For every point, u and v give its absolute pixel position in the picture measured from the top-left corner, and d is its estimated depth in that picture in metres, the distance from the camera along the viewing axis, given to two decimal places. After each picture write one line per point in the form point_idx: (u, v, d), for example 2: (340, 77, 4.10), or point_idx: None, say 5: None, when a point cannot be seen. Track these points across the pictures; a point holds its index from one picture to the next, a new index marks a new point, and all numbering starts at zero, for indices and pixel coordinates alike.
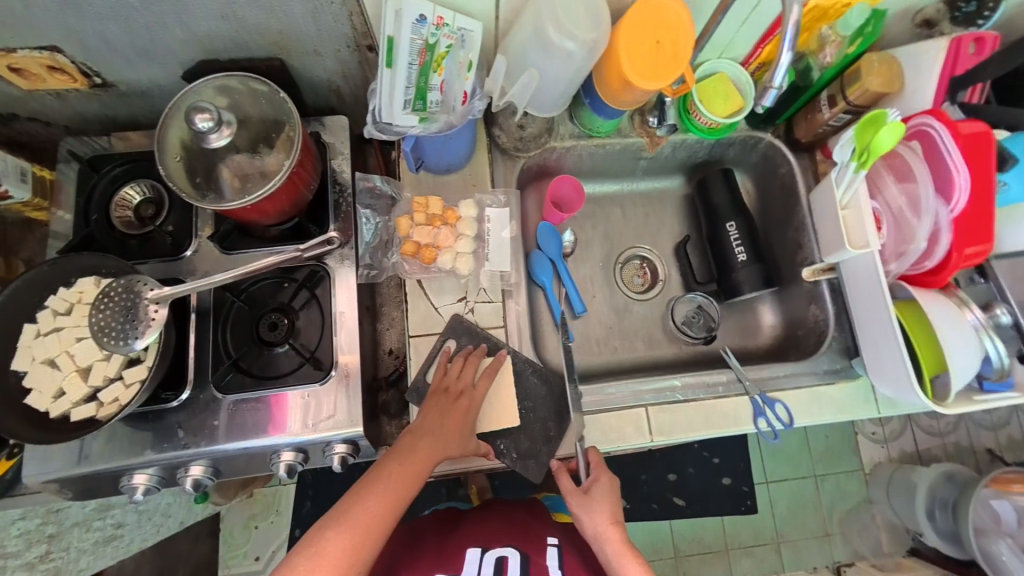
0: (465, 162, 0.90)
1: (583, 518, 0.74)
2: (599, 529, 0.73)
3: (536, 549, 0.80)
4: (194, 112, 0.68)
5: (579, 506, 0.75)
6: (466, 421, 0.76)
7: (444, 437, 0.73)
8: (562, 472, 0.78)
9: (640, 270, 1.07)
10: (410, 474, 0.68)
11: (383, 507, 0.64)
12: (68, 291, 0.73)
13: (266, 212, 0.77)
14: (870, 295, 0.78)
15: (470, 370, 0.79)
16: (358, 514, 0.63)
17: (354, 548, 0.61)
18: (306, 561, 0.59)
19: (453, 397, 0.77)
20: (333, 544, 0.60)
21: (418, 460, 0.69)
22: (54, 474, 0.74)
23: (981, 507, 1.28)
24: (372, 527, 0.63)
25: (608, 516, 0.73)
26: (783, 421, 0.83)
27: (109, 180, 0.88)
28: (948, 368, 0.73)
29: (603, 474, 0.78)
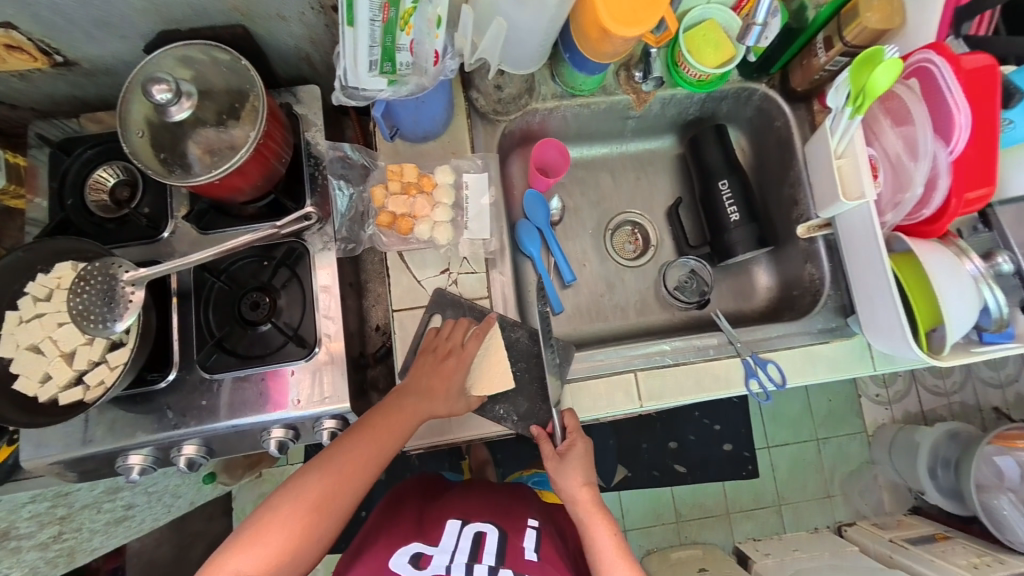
0: (442, 128, 0.87)
1: (559, 484, 0.78)
2: (573, 491, 0.77)
3: (514, 528, 0.79)
4: (151, 84, 0.65)
5: (556, 472, 0.77)
6: (454, 378, 0.77)
7: (428, 399, 0.75)
8: (544, 439, 0.78)
9: (631, 237, 1.04)
10: (390, 429, 0.72)
11: (361, 459, 0.70)
12: (46, 277, 0.71)
13: (238, 187, 0.74)
14: (862, 247, 0.76)
15: (459, 331, 0.78)
16: (339, 462, 0.69)
17: (332, 492, 0.67)
18: (290, 501, 0.66)
19: (441, 356, 0.77)
20: (314, 487, 0.67)
21: (398, 417, 0.73)
22: (52, 458, 0.74)
23: (984, 463, 1.28)
24: (350, 475, 0.69)
25: (581, 479, 0.78)
26: (774, 382, 0.81)
27: (82, 162, 0.85)
28: (943, 319, 0.70)
29: (577, 439, 0.78)
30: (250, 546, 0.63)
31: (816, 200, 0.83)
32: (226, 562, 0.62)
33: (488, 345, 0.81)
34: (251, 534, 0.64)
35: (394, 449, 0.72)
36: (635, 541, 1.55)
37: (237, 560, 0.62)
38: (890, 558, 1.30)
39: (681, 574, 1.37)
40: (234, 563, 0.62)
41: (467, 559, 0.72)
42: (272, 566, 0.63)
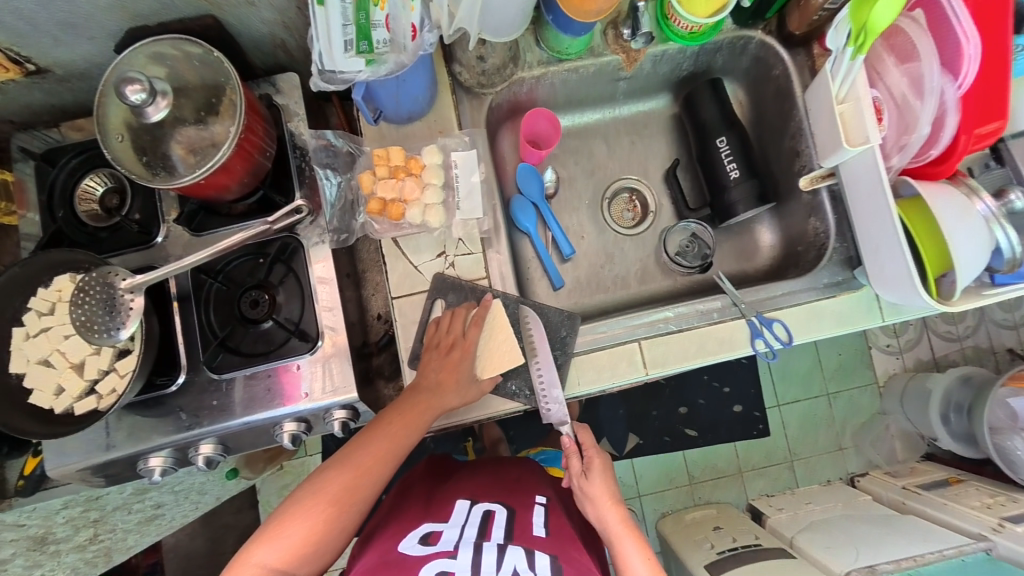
0: (427, 108, 0.84)
1: (588, 504, 0.82)
2: (604, 513, 0.81)
3: (522, 505, 0.82)
4: (124, 84, 0.63)
5: (584, 490, 0.83)
6: (461, 369, 0.76)
7: (439, 392, 0.75)
8: (572, 456, 0.86)
9: (629, 204, 1.02)
10: (406, 425, 0.72)
11: (378, 454, 0.71)
12: (47, 290, 0.71)
13: (226, 185, 0.73)
14: (868, 198, 0.73)
15: (458, 322, 0.78)
16: (357, 457, 0.70)
17: (351, 486, 0.69)
18: (310, 495, 0.68)
19: (444, 350, 0.77)
20: (333, 481, 0.69)
21: (413, 413, 0.73)
22: (74, 466, 0.76)
23: (997, 406, 1.28)
24: (368, 470, 0.70)
25: (608, 499, 0.82)
26: (781, 340, 0.80)
27: (67, 173, 0.84)
28: (952, 265, 0.68)
29: (596, 455, 0.86)
30: (272, 538, 0.65)
31: (819, 150, 0.80)
32: (251, 555, 0.65)
33: (489, 326, 0.81)
34: (274, 527, 0.66)
35: (411, 443, 0.73)
36: (650, 505, 1.59)
37: (261, 551, 0.65)
38: (902, 504, 1.33)
39: (696, 533, 1.40)
40: (259, 554, 0.64)
41: (476, 535, 0.73)
42: (294, 557, 0.65)
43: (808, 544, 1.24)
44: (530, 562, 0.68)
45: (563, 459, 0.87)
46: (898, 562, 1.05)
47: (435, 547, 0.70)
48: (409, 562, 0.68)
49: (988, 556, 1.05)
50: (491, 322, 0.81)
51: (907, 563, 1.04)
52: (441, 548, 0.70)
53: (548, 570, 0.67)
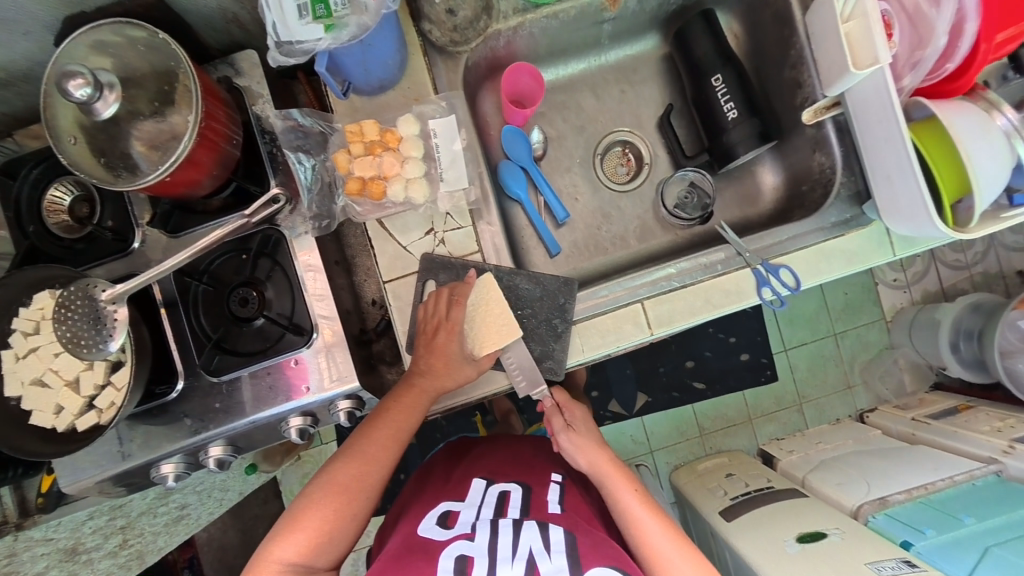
0: (399, 74, 0.78)
1: (577, 455, 0.82)
2: (594, 461, 0.81)
3: (538, 483, 0.82)
4: (63, 79, 0.57)
5: (572, 441, 0.83)
6: (449, 352, 0.74)
7: (433, 377, 0.74)
8: (552, 414, 0.84)
9: (622, 158, 0.97)
10: (407, 409, 0.73)
11: (382, 440, 0.71)
12: (30, 309, 0.68)
13: (198, 180, 0.68)
14: (876, 124, 0.68)
15: (442, 305, 0.75)
16: (361, 446, 0.71)
17: (359, 475, 0.70)
18: (319, 488, 0.69)
19: (431, 333, 0.74)
20: (341, 471, 0.69)
21: (411, 398, 0.73)
22: (88, 481, 0.76)
23: (1008, 329, 1.28)
24: (374, 457, 0.71)
25: (594, 445, 0.82)
26: (788, 287, 0.77)
27: (31, 185, 0.78)
28: (972, 187, 0.64)
29: (575, 407, 0.87)
30: (288, 533, 0.66)
31: (824, 78, 0.75)
32: (269, 554, 0.65)
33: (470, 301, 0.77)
34: (288, 523, 0.67)
35: (413, 425, 0.73)
36: (663, 459, 1.62)
37: (279, 548, 0.65)
38: (913, 435, 1.34)
39: (710, 482, 1.43)
40: (278, 551, 0.65)
41: (493, 513, 0.73)
42: (311, 548, 0.66)
43: (819, 482, 1.27)
44: (545, 539, 0.68)
45: (546, 417, 0.86)
46: (910, 491, 1.12)
47: (455, 529, 0.71)
48: (431, 546, 0.69)
49: (999, 478, 1.09)
50: (481, 290, 0.77)
51: (918, 492, 1.11)
52: (459, 530, 0.70)
53: (563, 545, 0.67)
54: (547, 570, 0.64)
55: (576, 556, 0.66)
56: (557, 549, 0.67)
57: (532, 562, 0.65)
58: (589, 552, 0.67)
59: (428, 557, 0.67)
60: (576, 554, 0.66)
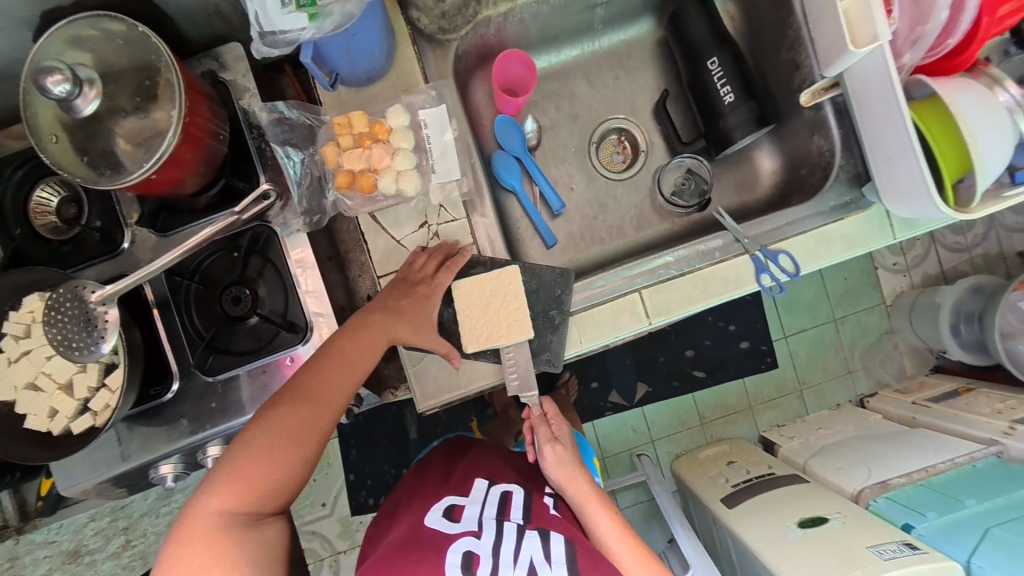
0: (387, 64, 0.76)
1: (559, 471, 0.79)
2: (574, 481, 0.79)
3: (536, 490, 0.83)
4: (40, 74, 0.55)
5: (555, 455, 0.80)
6: (427, 309, 0.73)
7: (401, 321, 0.71)
8: (538, 424, 0.82)
9: (618, 146, 0.96)
10: (360, 349, 0.68)
11: (334, 381, 0.66)
12: (19, 312, 0.67)
13: (182, 178, 0.67)
14: (871, 65, 0.65)
15: (432, 263, 0.74)
16: (309, 385, 0.65)
17: (306, 417, 0.63)
18: (259, 431, 0.62)
19: (411, 285, 0.73)
20: (287, 412, 0.63)
21: (365, 337, 0.69)
22: (86, 485, 0.75)
23: (1008, 310, 1.28)
24: (321, 397, 0.65)
25: (576, 467, 0.80)
26: (788, 272, 0.76)
27: (15, 187, 0.76)
28: (975, 167, 0.63)
29: (561, 422, 0.84)
30: (225, 481, 0.59)
31: (822, 59, 0.72)
32: (204, 504, 0.58)
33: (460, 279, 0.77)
34: (222, 470, 0.60)
35: (366, 365, 0.68)
36: (664, 448, 1.62)
37: (214, 497, 0.59)
38: (913, 419, 1.34)
39: (711, 471, 1.43)
40: (211, 501, 0.59)
41: (496, 513, 0.74)
42: (252, 494, 0.60)
43: (820, 468, 1.28)
44: (546, 550, 0.69)
45: (531, 426, 0.83)
46: (910, 474, 1.13)
47: (461, 524, 0.72)
48: (437, 539, 0.70)
49: (999, 459, 1.09)
50: (501, 280, 0.76)
51: (919, 475, 1.11)
52: (465, 526, 0.72)
53: (563, 556, 0.69)
54: None
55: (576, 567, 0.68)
56: (558, 560, 0.68)
57: (533, 570, 0.66)
58: (587, 563, 0.69)
59: (435, 549, 0.68)
60: (575, 563, 0.68)
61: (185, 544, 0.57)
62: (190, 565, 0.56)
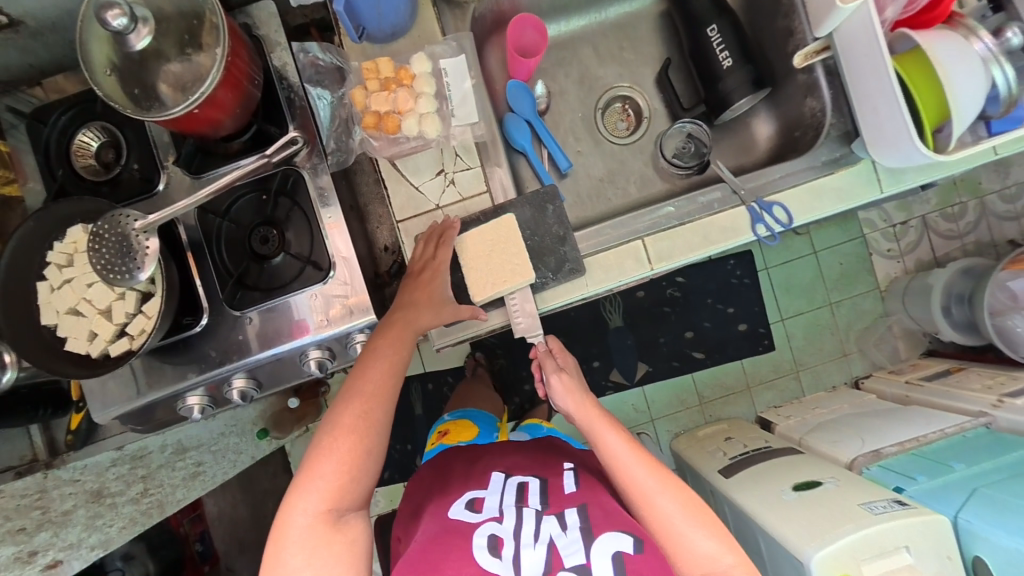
0: (410, 22, 0.82)
1: (567, 397, 0.84)
2: (582, 405, 0.83)
3: (553, 473, 0.86)
4: (102, 9, 0.60)
5: (562, 383, 0.85)
6: (434, 288, 0.78)
7: (418, 309, 0.77)
8: (545, 358, 0.87)
9: (622, 114, 1.01)
10: (394, 343, 0.76)
11: (379, 379, 0.74)
12: (63, 243, 0.72)
13: (219, 119, 0.72)
14: (873, 86, 0.72)
15: (430, 247, 0.79)
16: (359, 386, 0.74)
17: (364, 414, 0.72)
18: (328, 435, 0.71)
19: (417, 273, 0.79)
20: (347, 413, 0.72)
21: (398, 333, 0.76)
22: (117, 413, 0.80)
23: (998, 289, 1.32)
24: (373, 395, 0.73)
25: (582, 393, 0.85)
26: (782, 223, 0.81)
27: (59, 131, 0.81)
28: (950, 114, 0.69)
29: (565, 357, 0.90)
30: (308, 485, 0.68)
31: (813, 21, 0.78)
32: (294, 508, 0.67)
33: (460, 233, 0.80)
34: (305, 476, 0.69)
35: (405, 357, 0.76)
36: (663, 428, 1.66)
37: (302, 501, 0.67)
38: (906, 397, 1.38)
39: (709, 445, 1.46)
40: (303, 502, 0.67)
41: (516, 501, 0.79)
42: (334, 492, 0.68)
43: (816, 441, 1.32)
44: (562, 522, 0.74)
45: (538, 362, 0.88)
46: (903, 443, 1.16)
47: (483, 513, 0.77)
48: (461, 526, 0.74)
49: (988, 429, 1.13)
50: (498, 229, 0.79)
51: (911, 444, 1.15)
52: (487, 514, 0.76)
53: (578, 520, 0.74)
54: (565, 546, 0.70)
55: (590, 527, 0.72)
56: (573, 525, 0.73)
57: (552, 543, 0.71)
58: (602, 520, 0.73)
59: (462, 535, 0.73)
60: (591, 525, 0.73)
61: (286, 545, 0.66)
62: (297, 562, 0.65)
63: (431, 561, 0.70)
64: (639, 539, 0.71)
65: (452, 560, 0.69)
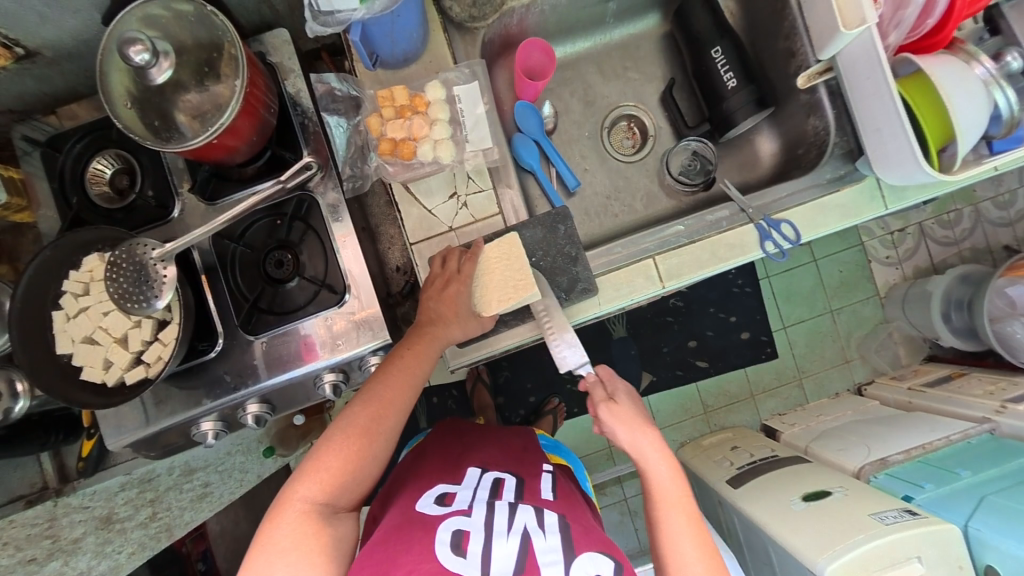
0: (421, 48, 0.84)
1: (619, 427, 0.79)
2: (635, 435, 0.78)
3: (530, 474, 0.80)
4: (125, 45, 0.61)
5: (613, 414, 0.80)
6: (460, 302, 0.77)
7: (445, 324, 0.77)
8: (595, 386, 0.84)
9: (628, 132, 1.03)
10: (418, 354, 0.75)
11: (399, 387, 0.72)
12: (79, 272, 0.72)
13: (235, 146, 0.73)
14: (874, 101, 0.74)
15: (453, 259, 0.79)
16: (379, 390, 0.72)
17: (378, 418, 0.70)
18: (339, 430, 0.69)
19: (441, 285, 0.78)
20: (361, 414, 0.70)
21: (424, 343, 0.76)
22: (131, 440, 0.80)
23: (996, 296, 1.33)
24: (390, 402, 0.71)
25: (637, 422, 0.79)
26: (790, 240, 0.82)
27: (74, 158, 0.82)
28: (953, 134, 0.71)
29: (616, 385, 0.86)
30: (310, 473, 0.67)
31: (814, 45, 0.80)
32: (293, 492, 0.66)
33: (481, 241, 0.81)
34: (309, 465, 0.67)
35: (426, 371, 0.75)
36: (669, 437, 1.66)
37: (301, 487, 0.66)
38: (908, 403, 1.40)
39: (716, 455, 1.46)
40: (301, 490, 0.66)
41: (488, 495, 0.72)
42: (332, 487, 0.67)
43: (822, 449, 1.32)
44: (539, 518, 0.68)
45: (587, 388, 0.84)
46: (908, 451, 1.17)
47: (452, 506, 0.70)
48: (426, 519, 0.68)
49: (992, 435, 1.14)
50: (500, 248, 0.79)
51: (917, 451, 1.16)
52: (457, 507, 0.70)
53: (557, 525, 0.67)
54: (540, 548, 0.63)
55: (569, 539, 0.66)
56: (551, 529, 0.67)
57: (525, 539, 0.64)
58: (582, 537, 0.67)
59: (426, 529, 0.66)
60: (569, 535, 0.66)
61: (276, 528, 0.63)
62: (284, 546, 0.62)
63: (390, 555, 0.63)
64: (620, 564, 0.64)
65: (413, 554, 0.62)
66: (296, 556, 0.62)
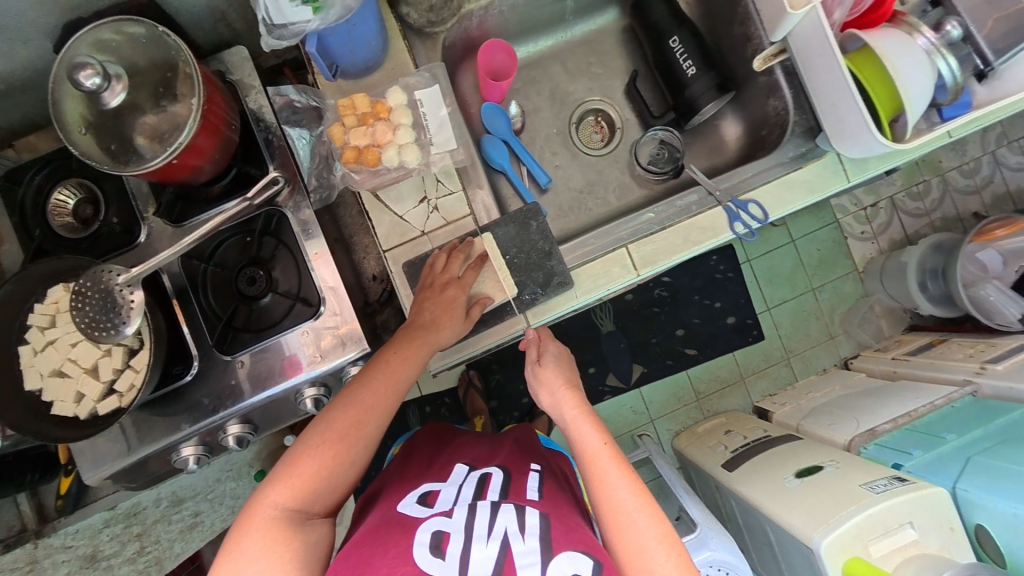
0: (383, 55, 0.84)
1: (542, 390, 0.79)
2: (558, 398, 0.78)
3: (517, 469, 0.79)
4: (74, 70, 0.60)
5: (535, 375, 0.80)
6: (457, 306, 0.77)
7: (436, 327, 0.76)
8: (530, 345, 0.82)
9: (596, 126, 1.04)
10: (405, 358, 0.74)
11: (381, 391, 0.71)
12: (44, 304, 0.70)
13: (199, 166, 0.72)
14: (826, 77, 0.75)
15: (456, 262, 0.79)
16: (360, 396, 0.71)
17: (358, 423, 0.69)
18: (316, 434, 0.69)
19: (440, 288, 0.77)
20: (339, 420, 0.69)
21: (410, 349, 0.75)
22: (110, 472, 0.78)
23: (967, 261, 1.37)
24: (371, 405, 0.70)
25: (563, 383, 0.79)
26: (758, 219, 0.83)
27: (34, 190, 0.80)
28: (902, 103, 0.73)
29: (549, 342, 0.83)
30: (284, 478, 0.66)
31: (766, 29, 0.82)
32: (263, 499, 0.64)
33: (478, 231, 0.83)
34: (284, 470, 0.66)
35: (410, 376, 0.74)
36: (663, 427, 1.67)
37: (272, 493, 0.64)
38: (894, 372, 1.42)
39: (709, 441, 1.47)
40: (272, 496, 0.64)
41: (472, 494, 0.71)
42: (304, 493, 0.65)
43: (813, 426, 1.33)
44: (520, 522, 0.65)
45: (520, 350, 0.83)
46: (896, 420, 1.18)
47: (435, 507, 0.69)
48: (408, 519, 0.67)
49: (974, 397, 1.16)
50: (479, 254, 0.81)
51: (904, 419, 1.17)
52: (439, 508, 0.69)
53: (537, 527, 0.65)
54: (519, 552, 0.61)
55: (548, 540, 0.63)
56: (531, 531, 0.64)
57: (505, 543, 0.62)
58: (562, 535, 0.65)
59: (406, 530, 0.65)
60: (550, 535, 0.64)
61: (245, 536, 0.61)
62: (252, 552, 0.60)
63: (366, 558, 0.62)
64: (600, 564, 0.62)
65: (388, 557, 0.61)
66: (263, 563, 0.60)
